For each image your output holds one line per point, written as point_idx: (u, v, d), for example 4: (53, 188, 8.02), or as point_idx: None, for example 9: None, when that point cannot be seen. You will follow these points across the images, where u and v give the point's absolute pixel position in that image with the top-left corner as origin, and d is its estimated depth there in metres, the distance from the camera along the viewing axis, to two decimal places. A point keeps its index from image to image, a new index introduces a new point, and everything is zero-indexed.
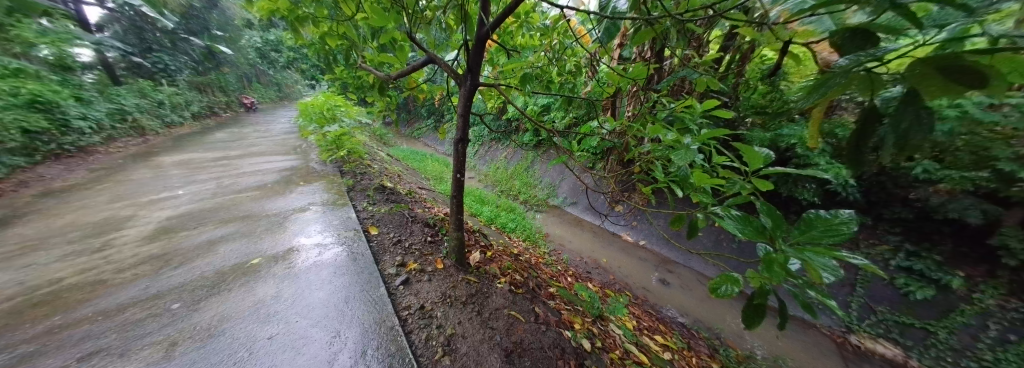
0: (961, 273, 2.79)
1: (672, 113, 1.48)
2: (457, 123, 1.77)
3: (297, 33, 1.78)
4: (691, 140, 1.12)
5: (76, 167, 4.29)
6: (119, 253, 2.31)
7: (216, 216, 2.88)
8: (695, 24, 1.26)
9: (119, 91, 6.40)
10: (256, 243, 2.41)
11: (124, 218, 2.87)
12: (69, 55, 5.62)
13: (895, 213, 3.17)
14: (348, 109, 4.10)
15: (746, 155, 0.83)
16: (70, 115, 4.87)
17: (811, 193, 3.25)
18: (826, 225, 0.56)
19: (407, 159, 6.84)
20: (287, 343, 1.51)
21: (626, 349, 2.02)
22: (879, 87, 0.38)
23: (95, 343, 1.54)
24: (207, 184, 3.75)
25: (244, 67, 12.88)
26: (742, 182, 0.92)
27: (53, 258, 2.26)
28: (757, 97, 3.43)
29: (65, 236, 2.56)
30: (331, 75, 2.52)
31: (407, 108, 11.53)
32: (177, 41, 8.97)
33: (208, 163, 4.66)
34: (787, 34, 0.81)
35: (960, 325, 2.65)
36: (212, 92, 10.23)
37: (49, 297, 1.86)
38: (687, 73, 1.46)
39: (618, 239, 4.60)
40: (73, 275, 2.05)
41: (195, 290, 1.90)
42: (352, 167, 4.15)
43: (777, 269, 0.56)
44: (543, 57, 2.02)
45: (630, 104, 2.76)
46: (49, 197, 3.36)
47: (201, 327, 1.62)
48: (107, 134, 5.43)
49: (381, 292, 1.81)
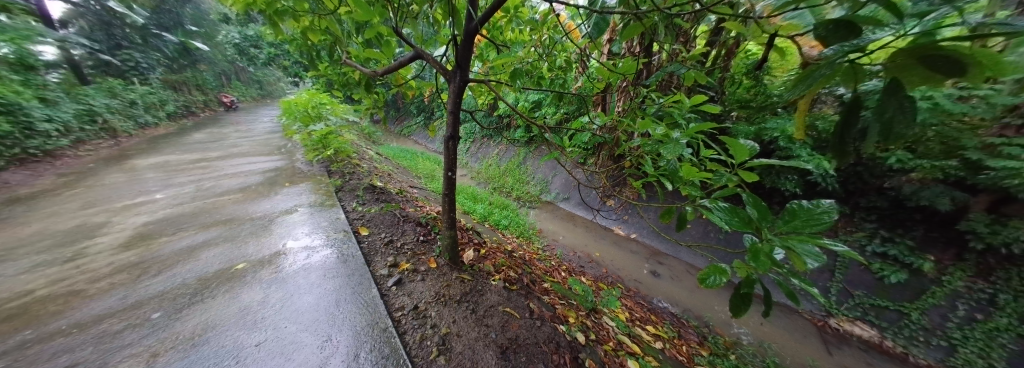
0: (931, 257, 2.96)
1: (662, 107, 1.47)
2: (447, 120, 1.73)
3: (277, 28, 1.71)
4: (680, 135, 1.13)
5: (43, 172, 4.05)
6: (94, 262, 2.20)
7: (198, 221, 2.78)
8: (681, 20, 1.27)
9: (87, 92, 6.05)
10: (240, 248, 2.33)
11: (97, 225, 2.72)
12: (31, 53, 5.32)
13: (870, 202, 3.32)
14: (334, 107, 3.97)
15: (733, 148, 0.83)
16: (35, 117, 4.59)
17: (793, 184, 3.38)
18: (807, 215, 0.57)
19: (397, 157, 6.74)
20: (276, 349, 1.48)
21: (620, 341, 2.06)
22: (863, 78, 0.41)
23: (72, 356, 1.47)
24: (187, 187, 3.60)
25: (222, 65, 12.36)
26: (728, 175, 0.93)
27: (21, 269, 2.13)
28: (742, 91, 3.53)
29: (33, 246, 2.42)
30: (314, 72, 2.44)
31: (395, 105, 11.41)
32: (149, 37, 8.59)
33: (186, 166, 4.47)
34: (771, 28, 0.82)
35: (931, 305, 2.82)
36: (189, 90, 9.77)
37: (19, 311, 1.76)
38: (676, 68, 1.45)
39: (610, 232, 4.68)
40: (44, 287, 1.94)
41: (177, 299, 1.83)
42: (339, 166, 4.05)
43: (763, 257, 0.57)
44: (532, 53, 1.99)
45: (620, 99, 2.78)
46: (11, 205, 3.15)
47: (184, 337, 1.57)
48: (75, 136, 5.11)
49: (374, 293, 1.79)
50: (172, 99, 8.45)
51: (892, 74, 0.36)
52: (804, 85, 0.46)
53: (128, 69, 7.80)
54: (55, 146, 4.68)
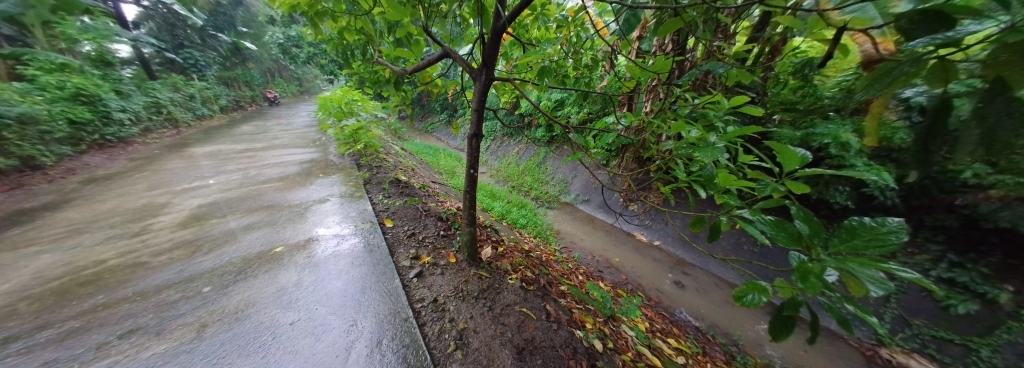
0: (1010, 287, 2.53)
1: (695, 109, 1.38)
2: (472, 118, 1.76)
3: (317, 28, 1.82)
4: (718, 138, 1.04)
5: (117, 156, 4.63)
6: (156, 237, 2.48)
7: (243, 206, 3.03)
8: (723, 15, 1.18)
9: (154, 86, 6.81)
10: (279, 232, 2.52)
11: (160, 205, 3.07)
12: (108, 51, 6.16)
13: (936, 221, 2.94)
14: (365, 104, 4.18)
15: (782, 155, 0.76)
16: (111, 107, 5.24)
17: (844, 196, 3.06)
18: (871, 234, 0.50)
19: (420, 153, 6.96)
20: (307, 329, 1.58)
21: (638, 351, 1.98)
22: (952, 76, 0.39)
23: (135, 321, 1.67)
24: (235, 174, 3.96)
25: (268, 63, 13.42)
26: (774, 184, 0.83)
27: (97, 240, 2.46)
28: (787, 93, 3.24)
29: (107, 221, 2.76)
30: (348, 70, 2.57)
31: (420, 103, 11.82)
32: (206, 37, 9.51)
33: (235, 155, 4.92)
34: (833, 23, 0.73)
35: (1005, 343, 2.40)
36: (239, 86, 10.70)
37: (94, 277, 2.02)
38: (713, 67, 1.34)
39: (631, 238, 4.52)
40: (115, 257, 2.22)
41: (224, 276, 2.01)
42: (368, 160, 4.26)
43: (812, 279, 0.52)
44: (559, 51, 1.97)
45: (648, 99, 2.67)
46: (92, 184, 3.62)
47: (230, 311, 1.72)
48: (144, 126, 5.79)
49: (396, 283, 1.86)
50: (225, 93, 9.33)
51: (993, 74, 0.36)
52: (879, 85, 0.46)
53: (188, 66, 8.71)
54: (128, 134, 5.33)
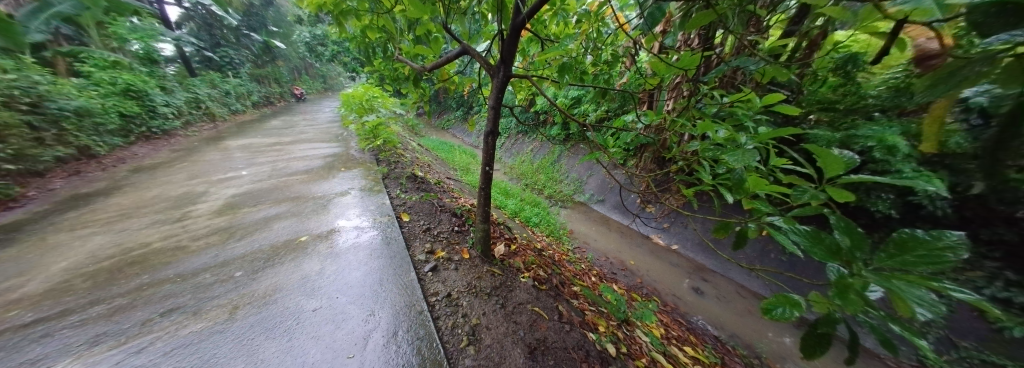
0: None
1: (723, 107, 1.31)
2: (488, 114, 1.76)
3: (342, 27, 1.88)
4: (748, 139, 0.98)
5: (161, 148, 5.03)
6: (195, 223, 2.68)
7: (271, 196, 3.21)
8: (759, 6, 1.10)
9: (194, 82, 7.33)
10: (304, 222, 2.65)
11: (198, 194, 3.30)
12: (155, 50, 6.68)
13: (994, 234, 2.62)
14: (384, 101, 4.29)
15: (822, 159, 0.70)
16: (156, 102, 5.69)
17: (887, 205, 2.84)
18: (924, 248, 0.44)
19: (436, 149, 7.08)
20: (328, 316, 1.65)
21: (652, 358, 1.93)
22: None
23: (174, 301, 1.81)
24: (265, 166, 4.20)
25: (295, 61, 14.07)
26: (813, 191, 0.77)
27: (143, 225, 2.68)
28: (825, 91, 3.02)
29: (152, 207, 3.02)
30: (369, 68, 2.65)
31: (437, 100, 12.01)
32: (240, 36, 10.09)
33: (265, 148, 5.21)
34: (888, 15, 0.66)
35: None
36: (269, 83, 11.32)
37: (140, 258, 2.21)
38: (743, 63, 1.26)
39: (647, 241, 4.40)
40: (159, 241, 2.42)
41: (254, 261, 2.14)
42: (387, 155, 4.39)
43: (851, 295, 0.48)
44: (578, 47, 1.92)
45: (670, 97, 2.56)
46: (140, 173, 3.96)
47: (259, 295, 1.83)
48: (184, 119, 6.25)
49: (411, 277, 1.91)
50: (256, 90, 9.89)
51: None
52: (941, 88, 0.42)
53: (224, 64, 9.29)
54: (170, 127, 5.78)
